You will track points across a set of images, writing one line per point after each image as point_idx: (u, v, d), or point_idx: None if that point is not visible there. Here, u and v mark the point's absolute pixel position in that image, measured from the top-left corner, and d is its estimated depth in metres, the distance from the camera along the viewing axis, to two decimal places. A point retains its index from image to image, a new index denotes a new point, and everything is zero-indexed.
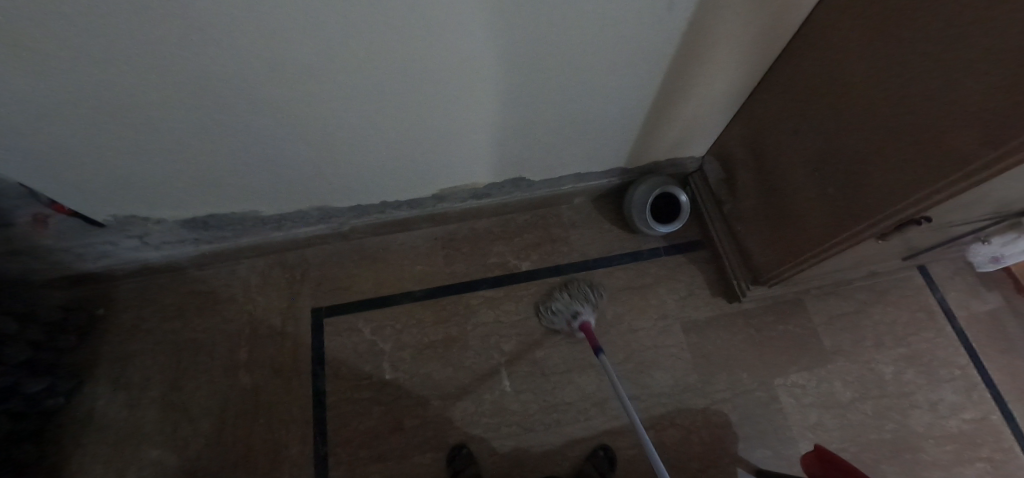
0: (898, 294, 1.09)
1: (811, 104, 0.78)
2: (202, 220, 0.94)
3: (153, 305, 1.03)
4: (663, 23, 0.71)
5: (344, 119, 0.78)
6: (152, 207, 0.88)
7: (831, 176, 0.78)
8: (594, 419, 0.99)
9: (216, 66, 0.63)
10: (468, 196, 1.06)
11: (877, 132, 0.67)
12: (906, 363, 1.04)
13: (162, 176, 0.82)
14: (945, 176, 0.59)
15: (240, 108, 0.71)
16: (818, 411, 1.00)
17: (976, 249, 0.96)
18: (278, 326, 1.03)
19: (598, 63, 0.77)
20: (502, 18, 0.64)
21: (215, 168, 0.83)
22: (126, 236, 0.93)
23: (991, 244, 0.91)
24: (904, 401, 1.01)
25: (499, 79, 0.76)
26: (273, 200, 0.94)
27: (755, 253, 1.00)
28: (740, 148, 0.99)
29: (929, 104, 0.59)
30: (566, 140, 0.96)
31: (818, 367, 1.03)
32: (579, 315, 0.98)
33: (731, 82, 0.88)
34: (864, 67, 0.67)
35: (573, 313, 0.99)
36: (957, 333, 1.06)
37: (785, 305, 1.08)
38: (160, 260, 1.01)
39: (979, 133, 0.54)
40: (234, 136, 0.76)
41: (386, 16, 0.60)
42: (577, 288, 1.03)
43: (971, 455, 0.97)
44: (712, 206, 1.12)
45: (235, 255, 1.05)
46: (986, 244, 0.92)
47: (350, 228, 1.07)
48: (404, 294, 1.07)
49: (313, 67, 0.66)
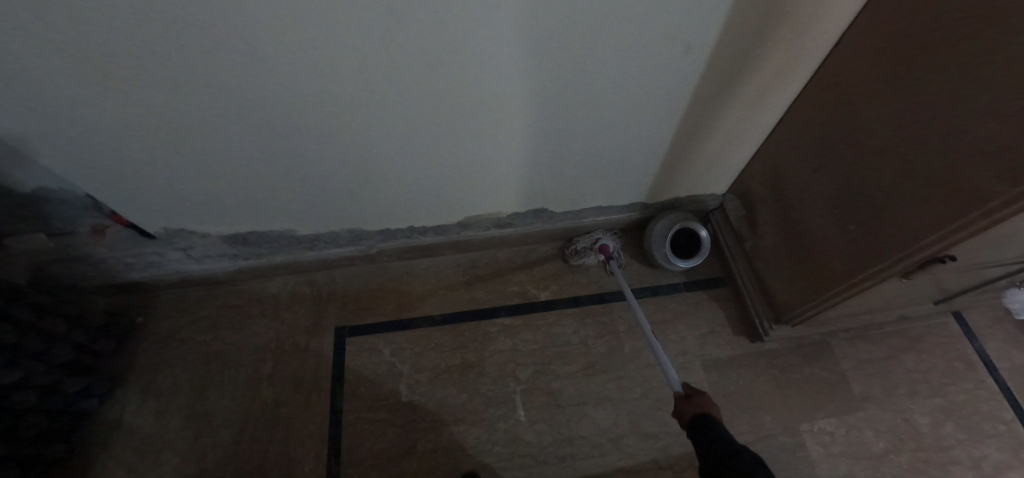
0: (933, 342, 1.05)
1: (830, 143, 0.79)
2: (242, 236, 1.00)
3: (188, 317, 1.08)
4: (682, 64, 0.75)
5: (379, 146, 0.83)
6: (199, 222, 0.95)
7: (852, 215, 0.78)
8: (609, 456, 0.96)
9: (269, 93, 0.69)
10: (492, 225, 1.10)
11: (896, 170, 0.68)
12: (945, 415, 0.98)
13: (210, 193, 0.88)
14: (967, 213, 0.59)
15: (286, 132, 0.77)
16: (848, 461, 0.95)
17: (1013, 294, 0.92)
18: (303, 343, 1.07)
19: (623, 98, 0.81)
20: (532, 54, 0.69)
21: (259, 188, 0.89)
22: (172, 248, 0.99)
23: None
24: (942, 456, 0.95)
25: (527, 111, 0.80)
26: (308, 221, 0.99)
27: (778, 291, 0.99)
28: (760, 185, 1.00)
29: (948, 142, 0.60)
30: (589, 174, 0.99)
31: (847, 413, 0.99)
32: (599, 238, 1.12)
33: (750, 121, 0.91)
34: (882, 107, 0.69)
35: (594, 238, 1.12)
36: (1000, 387, 1.01)
37: (811, 347, 1.05)
38: (200, 274, 1.07)
39: (999, 169, 0.54)
40: (278, 157, 0.82)
41: (425, 49, 0.65)
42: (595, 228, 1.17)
43: None
44: (734, 243, 1.12)
45: (269, 272, 1.10)
46: (1022, 290, 0.89)
47: (378, 251, 1.11)
48: (425, 318, 1.10)
49: (356, 97, 0.72)
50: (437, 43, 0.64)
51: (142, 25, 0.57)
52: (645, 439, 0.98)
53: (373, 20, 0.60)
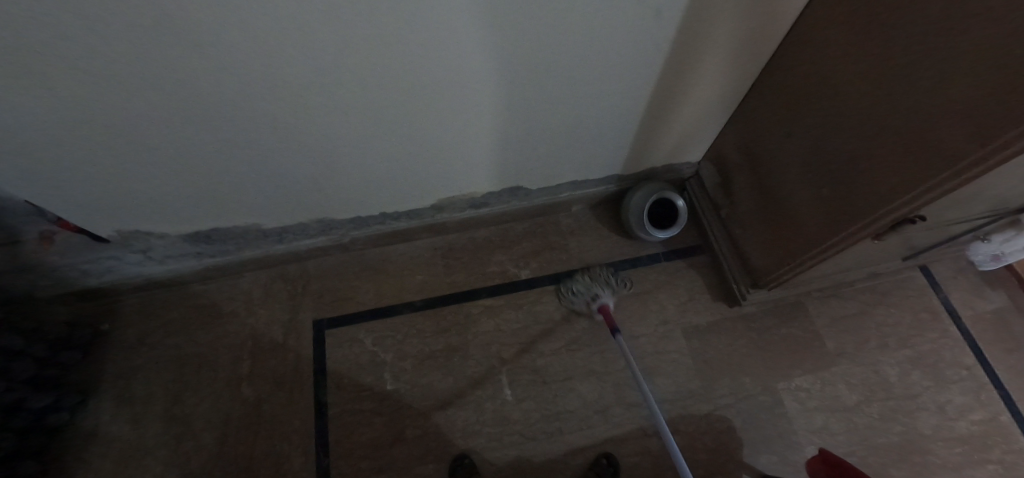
0: (901, 295, 1.09)
1: (802, 107, 0.79)
2: (205, 234, 0.95)
3: (156, 319, 1.04)
4: (653, 32, 0.72)
5: (341, 131, 0.79)
6: (156, 221, 0.89)
7: (825, 179, 0.78)
8: (597, 427, 0.98)
9: (214, 83, 0.64)
10: (466, 205, 1.07)
11: (868, 133, 0.68)
12: (912, 365, 1.02)
13: (163, 191, 0.83)
14: (936, 174, 0.59)
15: (238, 122, 0.72)
16: (824, 415, 0.99)
17: (976, 247, 0.95)
18: (280, 339, 1.04)
19: (593, 69, 0.78)
20: (496, 28, 0.65)
21: (217, 183, 0.84)
22: (130, 251, 0.94)
23: (990, 242, 0.91)
24: (910, 403, 0.99)
25: (495, 87, 0.77)
26: (273, 213, 0.95)
27: (754, 256, 1.00)
28: (734, 151, 0.99)
29: (917, 104, 0.59)
30: (563, 148, 0.97)
31: (821, 370, 1.02)
32: (597, 297, 1.03)
33: (723, 87, 0.89)
34: (854, 67, 0.67)
35: (592, 295, 1.03)
36: (963, 334, 1.05)
37: (786, 308, 1.07)
38: (164, 275, 1.02)
39: (967, 131, 0.54)
40: (232, 149, 0.77)
41: (381, 28, 0.61)
42: (599, 271, 1.06)
43: (982, 457, 0.96)
44: (710, 210, 1.12)
45: (237, 268, 1.06)
46: (984, 243, 0.92)
47: (350, 239, 1.08)
48: (404, 304, 1.08)
49: (311, 82, 0.68)
50: (391, 21, 0.60)
51: (59, 16, 0.51)
52: (631, 408, 1.00)
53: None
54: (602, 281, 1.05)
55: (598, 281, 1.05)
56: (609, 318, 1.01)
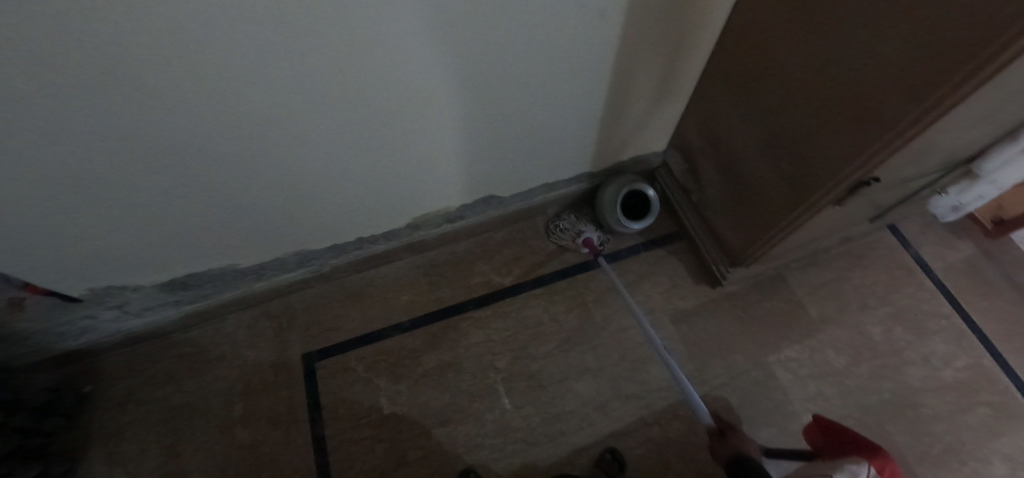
0: (874, 256, 1.12)
1: (752, 88, 0.82)
2: (181, 280, 0.94)
3: (142, 374, 1.01)
4: (599, 31, 0.74)
5: (305, 162, 0.79)
6: (128, 274, 0.88)
7: (783, 153, 0.81)
8: (597, 424, 0.98)
9: (169, 128, 0.64)
10: (442, 220, 1.08)
11: (814, 105, 0.71)
12: (893, 322, 1.05)
13: (133, 242, 0.82)
14: (885, 135, 0.62)
15: (199, 164, 0.72)
16: (816, 382, 1.01)
17: (936, 202, 0.99)
18: (270, 378, 1.02)
19: (547, 73, 0.80)
20: (444, 46, 0.67)
21: (187, 228, 0.83)
22: (106, 308, 0.92)
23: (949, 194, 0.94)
24: (896, 359, 1.02)
25: (452, 100, 0.78)
26: (248, 251, 0.94)
27: (728, 236, 1.02)
28: (696, 137, 1.02)
29: (854, 73, 0.63)
30: (529, 153, 0.98)
31: (808, 338, 1.04)
32: (583, 233, 1.12)
33: (676, 76, 0.92)
34: (796, 44, 0.70)
35: (578, 231, 1.12)
36: (937, 285, 1.09)
37: (766, 283, 1.10)
38: (143, 328, 1.00)
39: (903, 91, 0.58)
40: (198, 191, 0.77)
41: (333, 57, 0.62)
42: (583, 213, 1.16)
43: (971, 402, 0.98)
44: (681, 197, 1.14)
45: (219, 311, 1.04)
46: (944, 196, 0.95)
47: (331, 268, 1.07)
48: (392, 327, 1.07)
49: (267, 117, 0.68)
50: (342, 46, 0.61)
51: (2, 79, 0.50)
52: (629, 401, 1.00)
53: (269, 33, 0.56)
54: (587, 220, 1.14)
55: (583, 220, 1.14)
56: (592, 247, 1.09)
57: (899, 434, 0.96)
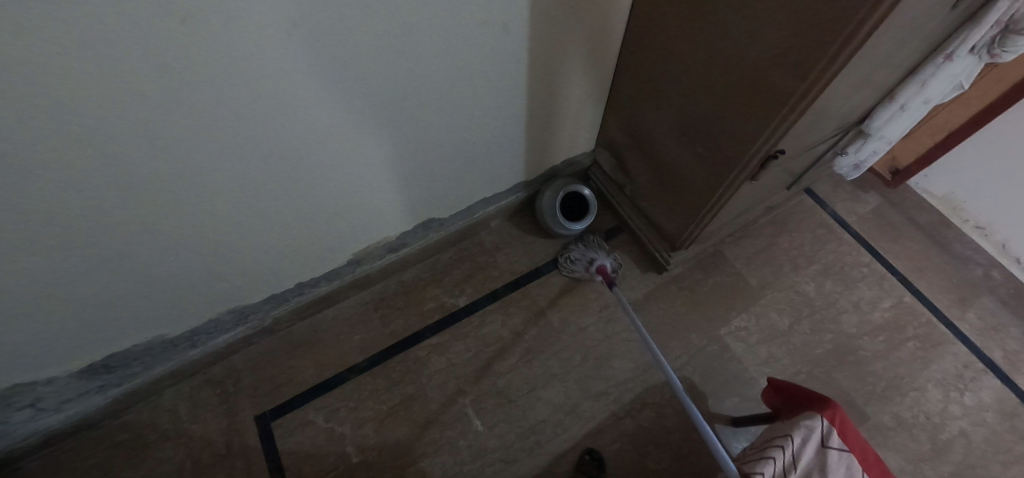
0: (797, 219, 1.20)
1: (661, 83, 0.87)
2: (102, 363, 0.86)
3: (71, 474, 0.91)
4: (507, 44, 0.76)
5: (223, 214, 0.75)
6: (38, 368, 0.79)
7: (697, 139, 0.86)
8: (572, 428, 0.98)
9: (60, 201, 0.58)
10: (385, 251, 1.05)
11: (718, 91, 0.76)
12: (823, 277, 1.13)
13: (36, 333, 0.73)
14: (779, 111, 0.68)
15: (101, 234, 0.66)
16: (767, 346, 1.06)
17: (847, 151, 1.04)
18: (222, 449, 0.95)
19: (465, 89, 0.80)
20: (356, 75, 0.66)
21: (98, 305, 0.76)
22: (17, 409, 0.82)
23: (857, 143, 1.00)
24: (832, 310, 1.09)
25: (373, 129, 0.77)
26: (176, 319, 0.87)
27: (664, 223, 1.06)
28: (618, 133, 1.06)
29: (746, 58, 0.69)
30: (461, 170, 0.98)
31: (753, 306, 1.10)
32: (595, 260, 1.08)
33: (590, 78, 0.95)
34: (692, 38, 0.76)
35: (590, 259, 1.09)
36: (855, 236, 1.18)
37: (707, 260, 1.15)
38: (65, 423, 0.90)
39: (789, 69, 0.64)
40: (106, 263, 0.70)
41: (236, 103, 0.60)
42: (593, 240, 1.13)
43: (901, 338, 1.07)
44: (615, 192, 1.18)
45: (154, 388, 0.96)
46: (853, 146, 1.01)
47: (273, 320, 1.01)
48: (349, 369, 1.03)
49: (173, 174, 0.64)
50: (243, 89, 0.59)
51: None
52: (598, 398, 1.01)
53: (162, 87, 0.53)
54: (597, 248, 1.11)
55: (594, 248, 1.11)
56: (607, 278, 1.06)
57: (846, 380, 1.02)
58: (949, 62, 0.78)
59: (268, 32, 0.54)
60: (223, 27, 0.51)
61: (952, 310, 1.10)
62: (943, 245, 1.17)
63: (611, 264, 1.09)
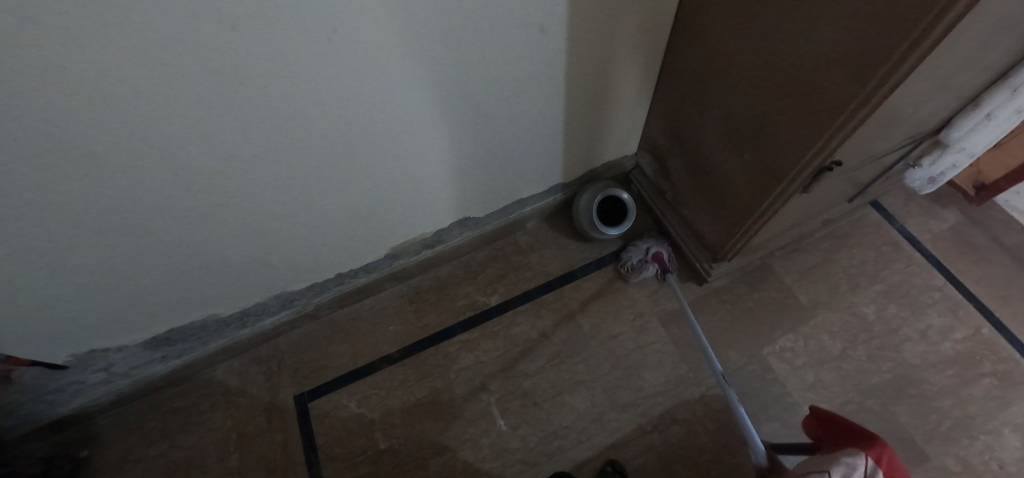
0: (860, 235, 1.10)
1: (708, 86, 0.83)
2: (164, 336, 0.94)
3: (136, 433, 1.01)
4: (545, 45, 0.75)
5: (268, 207, 0.79)
6: (110, 336, 0.88)
7: (745, 146, 0.81)
8: (596, 437, 0.97)
9: (125, 190, 0.64)
10: (421, 247, 1.08)
11: (768, 96, 0.72)
12: (886, 299, 1.03)
13: (108, 306, 0.82)
14: (835, 118, 0.63)
15: (160, 221, 0.72)
16: (814, 370, 0.99)
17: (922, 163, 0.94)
18: (264, 423, 1.02)
19: (502, 90, 0.80)
20: (393, 78, 0.68)
21: (160, 285, 0.83)
22: (92, 371, 0.92)
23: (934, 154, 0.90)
24: (893, 337, 1.00)
25: (410, 130, 0.79)
26: (228, 300, 0.94)
27: (706, 232, 1.02)
28: (662, 137, 1.02)
29: (799, 61, 0.64)
30: (498, 170, 0.99)
31: (801, 326, 1.03)
32: (650, 247, 1.08)
33: (633, 80, 0.92)
34: (742, 40, 0.72)
35: (645, 247, 1.08)
36: (927, 257, 1.07)
37: (753, 274, 1.08)
38: (133, 387, 1.00)
39: (847, 74, 0.59)
40: (164, 246, 0.77)
41: (280, 103, 0.63)
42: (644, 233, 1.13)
43: (975, 373, 0.96)
44: (657, 197, 1.13)
45: (208, 361, 1.04)
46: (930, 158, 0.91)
47: (314, 307, 1.07)
48: (382, 359, 1.06)
49: (222, 168, 0.68)
50: (286, 90, 0.62)
51: None
52: (625, 409, 0.99)
53: (211, 89, 0.57)
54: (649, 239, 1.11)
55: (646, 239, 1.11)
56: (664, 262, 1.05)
57: (904, 414, 0.93)
58: None
59: (307, 37, 0.56)
60: (265, 33, 0.54)
61: None
62: None
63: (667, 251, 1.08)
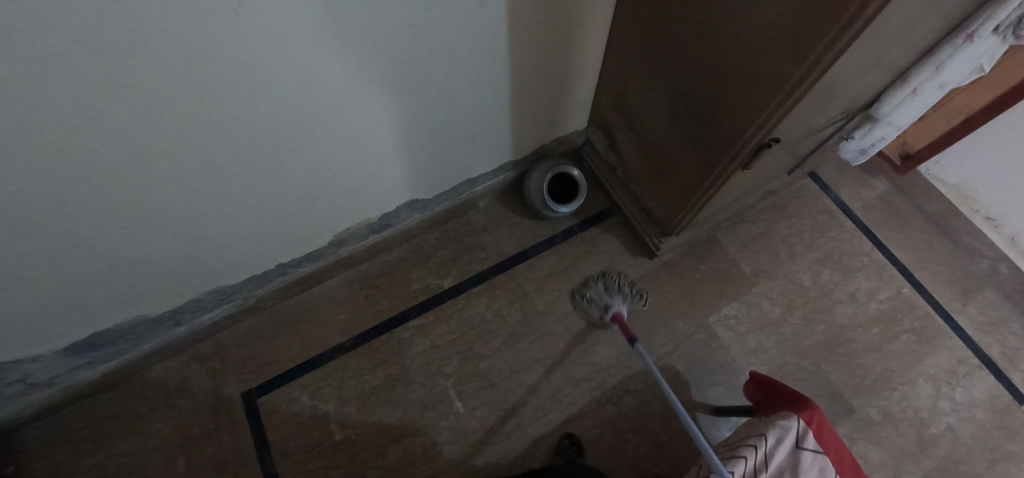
0: (798, 205, 1.15)
1: (653, 61, 0.81)
2: (87, 341, 0.87)
3: (67, 445, 0.94)
4: (484, 20, 0.71)
5: (191, 200, 0.73)
6: (22, 347, 0.80)
7: (689, 122, 0.81)
8: (553, 412, 0.99)
9: (14, 196, 0.57)
10: (368, 232, 1.04)
11: (711, 73, 0.71)
12: (820, 266, 1.09)
13: (14, 317, 0.74)
14: (774, 98, 0.63)
15: (65, 224, 0.64)
16: (756, 336, 1.04)
17: (861, 133, 0.95)
18: (211, 424, 0.98)
19: (442, 67, 0.76)
20: (320, 57, 0.62)
21: (75, 290, 0.76)
22: (6, 385, 0.84)
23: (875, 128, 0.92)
24: (826, 301, 1.06)
25: (341, 113, 0.74)
26: (157, 299, 0.88)
27: (655, 207, 1.03)
28: (610, 112, 1.01)
29: (740, 39, 0.63)
30: (444, 150, 0.95)
31: (744, 294, 1.07)
32: (610, 307, 1.00)
33: (578, 54, 0.90)
34: (684, 15, 0.70)
35: (605, 305, 1.01)
36: (858, 224, 1.13)
37: (700, 246, 1.11)
38: (58, 396, 0.92)
39: (785, 55, 0.58)
40: (73, 249, 0.69)
41: (192, 91, 0.57)
42: (612, 279, 1.04)
43: (896, 331, 1.04)
44: (607, 172, 1.13)
45: (143, 363, 0.98)
46: (870, 129, 0.92)
47: (257, 299, 1.01)
48: (333, 349, 1.03)
49: (132, 163, 0.62)
50: (196, 77, 0.55)
51: None
52: (580, 383, 1.01)
53: (102, 80, 0.50)
54: (614, 290, 1.03)
55: (611, 290, 1.02)
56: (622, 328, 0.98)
57: (835, 372, 1.01)
58: (971, 41, 0.70)
59: (211, 18, 0.50)
60: (159, 16, 0.47)
61: (952, 303, 1.06)
62: (950, 235, 1.12)
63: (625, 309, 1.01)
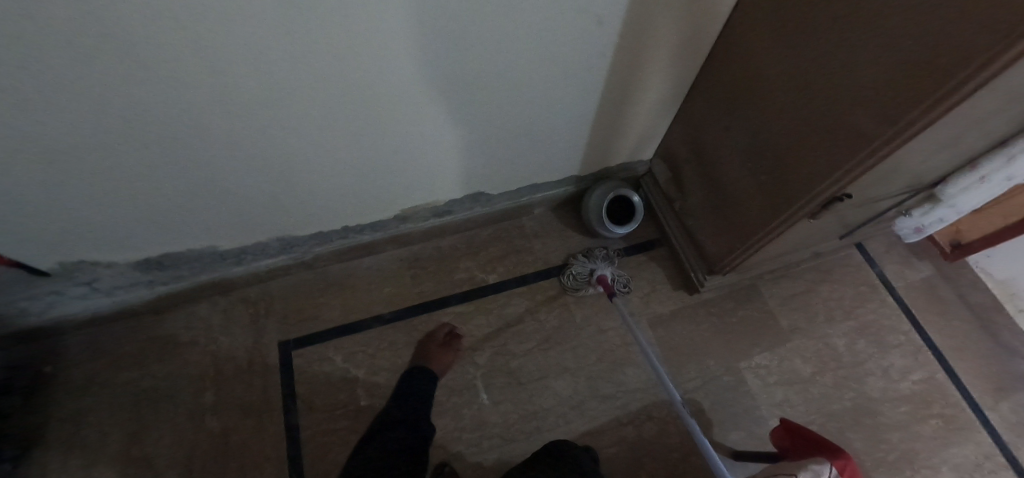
0: (842, 272, 1.17)
1: (738, 104, 0.86)
2: (157, 260, 0.92)
3: (107, 356, 0.98)
4: (594, 38, 0.77)
5: (294, 145, 0.79)
6: (103, 250, 0.85)
7: (763, 166, 0.85)
8: (573, 423, 1.00)
9: (160, 104, 0.63)
10: (430, 214, 1.08)
11: (794, 122, 0.75)
12: (857, 334, 1.10)
13: (110, 219, 0.80)
14: (857, 153, 0.67)
15: (188, 140, 0.71)
16: (783, 389, 1.05)
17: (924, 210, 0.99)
18: (244, 365, 1.00)
19: (545, 72, 0.82)
20: (449, 39, 0.69)
21: (167, 207, 0.82)
22: (75, 284, 0.89)
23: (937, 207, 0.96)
24: (858, 370, 1.07)
25: (447, 96, 0.79)
26: (230, 234, 0.93)
27: (707, 244, 1.06)
28: (682, 147, 1.06)
29: (832, 95, 0.68)
30: (521, 152, 1.00)
31: (778, 347, 1.08)
32: (595, 271, 1.10)
33: (666, 87, 0.96)
34: (780, 65, 0.75)
35: (590, 271, 1.10)
36: (899, 302, 1.15)
37: (741, 292, 1.14)
38: (113, 307, 0.97)
39: (876, 116, 0.62)
40: (183, 166, 0.75)
41: (335, 45, 0.63)
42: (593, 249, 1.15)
43: (926, 413, 1.04)
44: (664, 205, 1.17)
45: (195, 294, 1.02)
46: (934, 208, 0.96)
47: (313, 256, 1.06)
48: (373, 318, 1.06)
49: (261, 98, 0.68)
50: (341, 31, 0.61)
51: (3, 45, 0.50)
52: (605, 400, 1.02)
53: (270, 17, 0.56)
54: (596, 258, 1.13)
55: (593, 258, 1.12)
56: (607, 287, 1.07)
57: (858, 441, 1.01)
58: None
59: None
60: None
61: (984, 398, 1.06)
62: (991, 330, 1.13)
63: (609, 274, 1.10)
